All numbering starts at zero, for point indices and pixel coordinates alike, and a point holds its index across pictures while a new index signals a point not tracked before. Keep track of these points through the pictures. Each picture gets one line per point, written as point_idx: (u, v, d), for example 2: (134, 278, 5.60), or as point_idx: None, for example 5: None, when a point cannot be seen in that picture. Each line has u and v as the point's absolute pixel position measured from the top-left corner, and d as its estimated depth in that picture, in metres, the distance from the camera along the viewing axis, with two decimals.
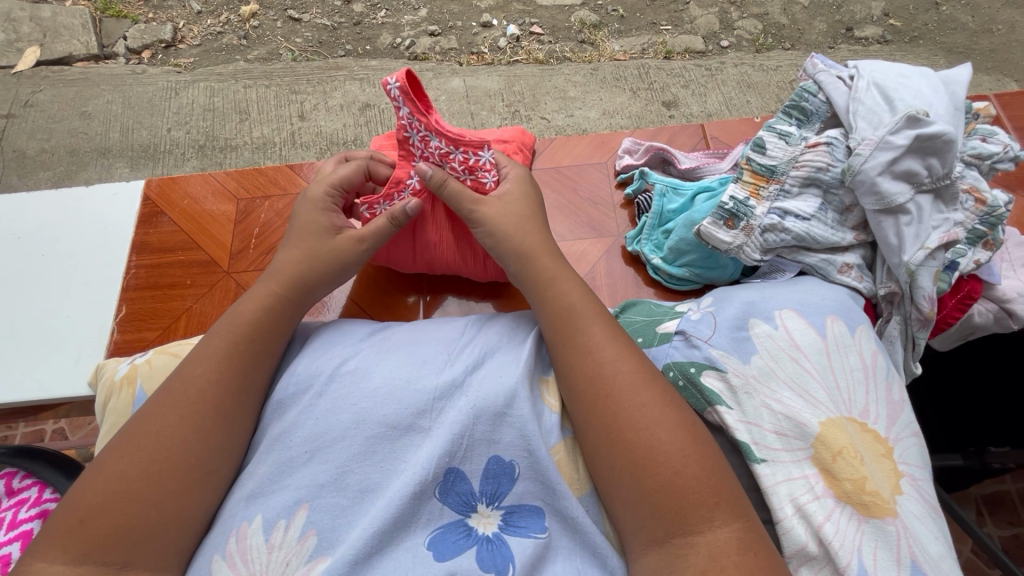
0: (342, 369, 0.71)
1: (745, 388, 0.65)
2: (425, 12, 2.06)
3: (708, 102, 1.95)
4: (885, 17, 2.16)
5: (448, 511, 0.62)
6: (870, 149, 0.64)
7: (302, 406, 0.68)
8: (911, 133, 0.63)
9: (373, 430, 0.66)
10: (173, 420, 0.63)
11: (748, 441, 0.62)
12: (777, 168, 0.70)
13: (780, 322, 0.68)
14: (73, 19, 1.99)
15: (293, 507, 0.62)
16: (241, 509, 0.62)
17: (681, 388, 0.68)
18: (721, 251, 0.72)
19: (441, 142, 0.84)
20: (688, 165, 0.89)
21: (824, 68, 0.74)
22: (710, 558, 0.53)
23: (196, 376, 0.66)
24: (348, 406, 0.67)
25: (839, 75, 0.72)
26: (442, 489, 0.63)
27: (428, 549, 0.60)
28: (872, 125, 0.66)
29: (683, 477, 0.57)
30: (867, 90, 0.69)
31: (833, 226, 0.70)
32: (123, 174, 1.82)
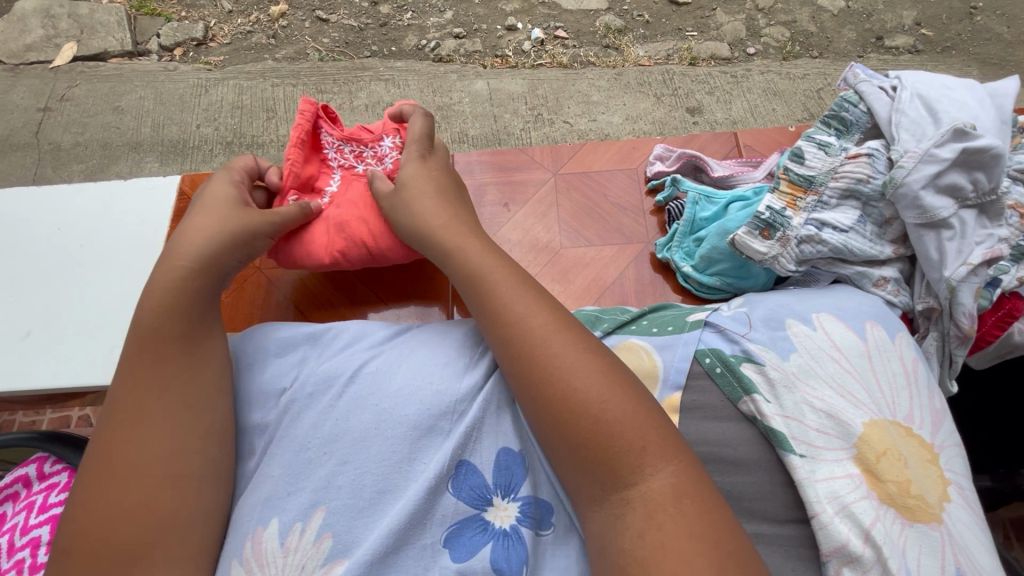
0: (359, 369, 0.71)
1: (784, 382, 0.64)
2: (450, 15, 2.08)
3: (732, 109, 1.93)
4: (917, 26, 2.12)
5: (462, 506, 0.63)
6: (914, 162, 0.63)
7: (323, 406, 0.69)
8: (957, 146, 0.61)
9: (393, 431, 0.66)
10: (150, 421, 0.63)
11: (782, 432, 0.61)
12: (816, 178, 0.69)
13: (818, 324, 0.67)
14: (109, 17, 2.04)
15: (311, 509, 0.63)
16: (258, 512, 0.63)
17: (717, 375, 0.67)
18: (756, 261, 0.71)
19: (350, 147, 1.01)
20: (722, 173, 0.88)
21: (866, 79, 0.73)
22: (646, 514, 0.52)
23: (154, 370, 0.66)
24: (370, 406, 0.68)
25: (881, 86, 0.71)
26: (455, 484, 0.64)
27: (445, 546, 0.62)
28: (915, 138, 0.65)
29: (612, 430, 0.56)
30: (911, 102, 0.68)
31: (872, 239, 0.68)
32: (153, 168, 1.86)
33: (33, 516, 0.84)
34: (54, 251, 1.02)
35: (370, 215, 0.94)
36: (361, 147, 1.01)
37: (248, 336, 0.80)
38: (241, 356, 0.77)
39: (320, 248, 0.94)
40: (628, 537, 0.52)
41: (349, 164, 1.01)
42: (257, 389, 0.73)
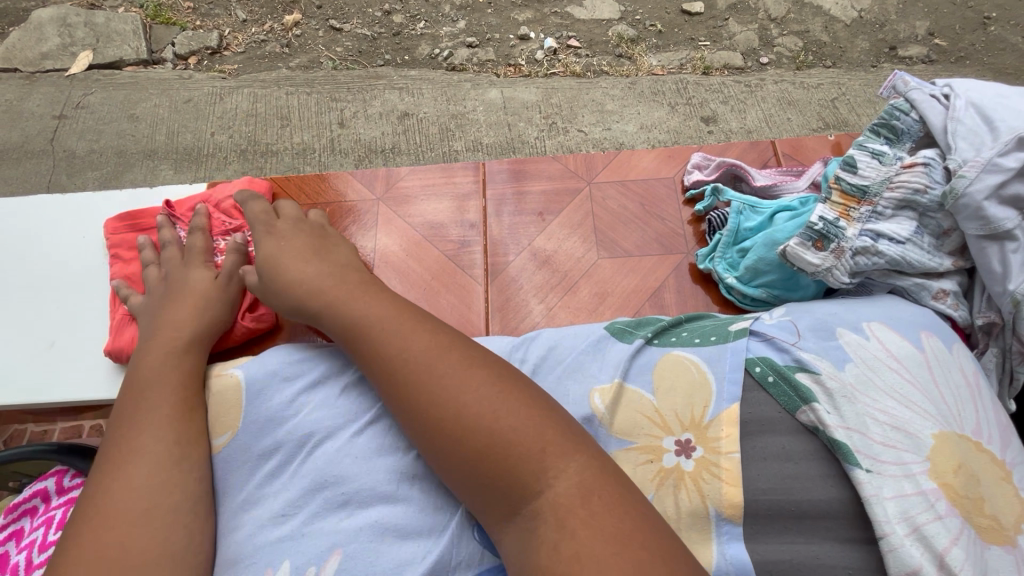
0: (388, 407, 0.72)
1: (842, 392, 0.64)
2: (463, 24, 2.08)
3: (747, 118, 1.92)
4: (930, 36, 2.11)
5: (484, 551, 0.63)
6: (976, 171, 0.61)
7: (341, 442, 0.69)
8: (1022, 155, 0.59)
9: (406, 472, 0.67)
10: (129, 463, 0.64)
11: (846, 441, 0.61)
12: (870, 189, 0.68)
13: (870, 333, 0.67)
14: (124, 25, 2.05)
15: (328, 552, 0.62)
16: (270, 559, 0.63)
17: (770, 384, 0.67)
18: (808, 273, 0.70)
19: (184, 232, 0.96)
20: (764, 182, 0.87)
21: (917, 86, 0.71)
22: (556, 524, 0.53)
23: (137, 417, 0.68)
24: (388, 446, 0.69)
25: (933, 93, 0.70)
26: (476, 527, 0.64)
27: None
28: (974, 146, 0.63)
29: (511, 447, 0.58)
30: (965, 110, 0.66)
31: (929, 251, 0.66)
32: (167, 176, 1.85)
33: (52, 531, 0.82)
34: (76, 258, 1.00)
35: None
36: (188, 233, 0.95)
37: (260, 364, 0.76)
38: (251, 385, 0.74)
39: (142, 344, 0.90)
40: (548, 549, 0.52)
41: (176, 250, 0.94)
42: (266, 422, 0.72)
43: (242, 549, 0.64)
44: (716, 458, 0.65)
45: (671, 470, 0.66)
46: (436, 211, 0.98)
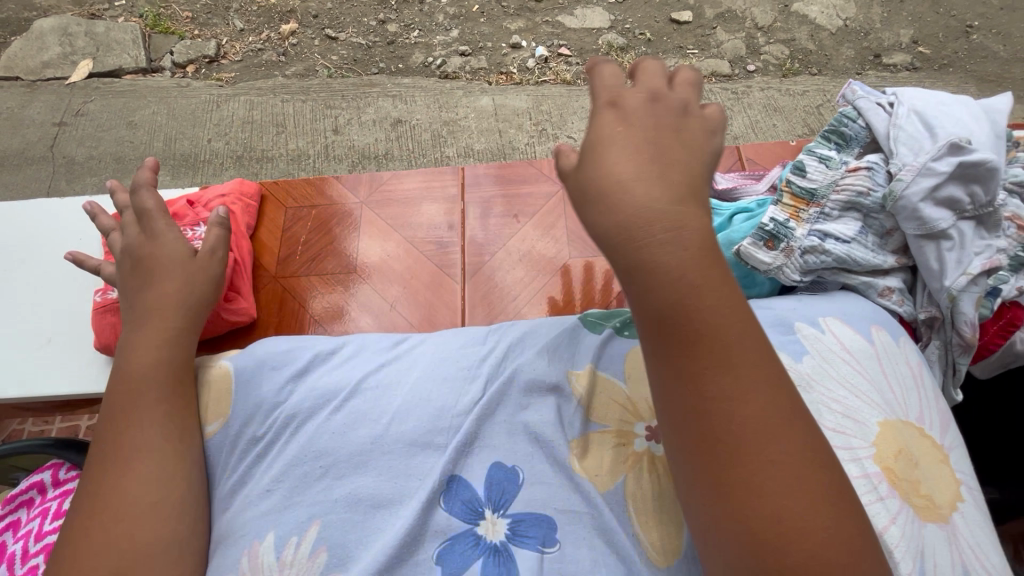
0: (362, 386, 0.75)
1: (801, 382, 0.65)
2: (456, 33, 2.13)
3: (734, 125, 1.97)
4: (913, 44, 2.16)
5: (455, 520, 0.65)
6: (912, 175, 0.66)
7: (320, 419, 0.72)
8: (954, 160, 0.64)
9: (388, 446, 0.70)
10: (120, 451, 0.66)
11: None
12: (818, 191, 0.71)
13: (826, 327, 0.69)
14: (124, 35, 2.09)
15: (307, 522, 0.65)
16: (254, 528, 0.66)
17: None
18: (761, 271, 0.72)
19: None
20: (725, 185, 0.90)
21: (864, 95, 0.76)
22: None
23: (127, 405, 0.69)
24: (366, 423, 0.72)
25: (879, 102, 0.74)
26: (447, 498, 0.66)
27: (438, 564, 0.63)
28: (913, 152, 0.68)
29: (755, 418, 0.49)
30: (907, 117, 0.71)
31: (873, 250, 0.70)
32: (164, 181, 1.90)
33: (47, 521, 0.85)
34: (71, 259, 1.04)
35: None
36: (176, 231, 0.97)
37: (249, 354, 0.80)
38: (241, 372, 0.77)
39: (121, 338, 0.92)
40: None
41: None
42: (253, 403, 0.74)
43: (230, 523, 0.67)
44: None
45: (642, 453, 0.68)
46: (418, 213, 1.02)
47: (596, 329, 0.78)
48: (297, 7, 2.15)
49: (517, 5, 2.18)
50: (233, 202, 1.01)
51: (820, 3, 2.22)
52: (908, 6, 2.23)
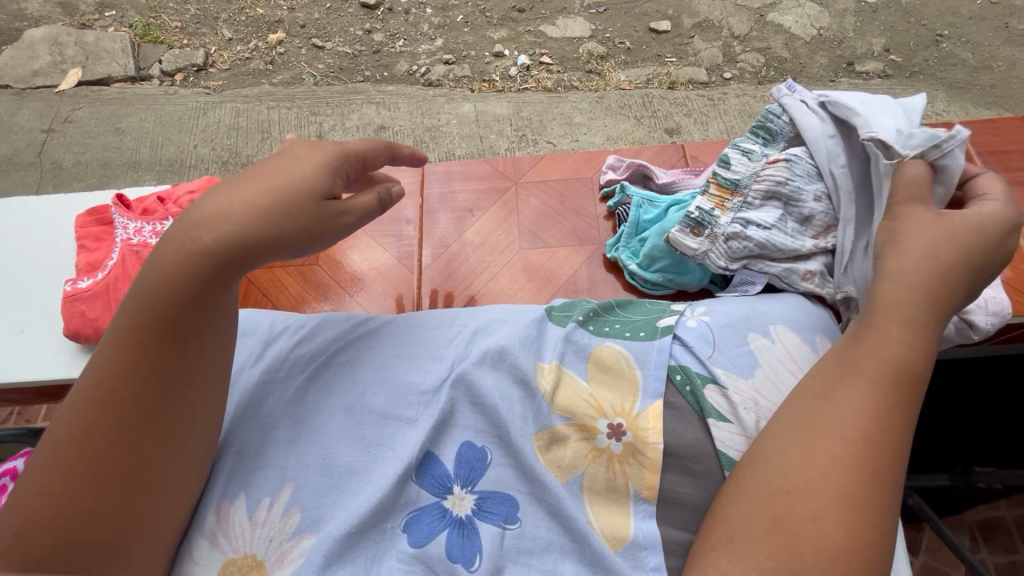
0: (337, 362, 0.77)
1: (744, 403, 0.70)
2: (440, 42, 2.18)
3: (709, 130, 2.03)
4: (885, 52, 2.21)
5: (425, 494, 0.67)
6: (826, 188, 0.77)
7: (294, 392, 0.74)
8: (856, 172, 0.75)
9: (362, 417, 0.72)
10: (133, 416, 0.58)
11: (728, 453, 0.68)
12: (741, 182, 0.81)
13: (775, 336, 0.75)
14: (113, 44, 2.14)
15: (280, 486, 0.67)
16: (226, 489, 0.68)
17: (686, 393, 0.72)
18: (690, 256, 0.84)
19: (134, 223, 1.02)
20: (665, 180, 0.96)
21: (789, 93, 0.84)
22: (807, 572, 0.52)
23: (153, 365, 0.59)
24: (339, 395, 0.74)
25: (802, 99, 0.82)
26: (419, 472, 0.68)
27: (405, 532, 0.65)
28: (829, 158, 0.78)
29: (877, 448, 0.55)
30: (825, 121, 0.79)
31: (793, 235, 0.79)
32: (151, 186, 1.94)
33: None
34: (49, 256, 1.07)
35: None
36: (146, 224, 1.02)
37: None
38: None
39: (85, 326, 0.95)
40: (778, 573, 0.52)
41: (127, 239, 1.00)
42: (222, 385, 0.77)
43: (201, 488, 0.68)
44: (642, 447, 0.68)
45: (602, 450, 0.68)
46: (386, 210, 1.06)
47: (560, 322, 0.80)
48: (284, 17, 2.20)
49: (500, 15, 2.22)
50: None
51: (795, 12, 2.27)
52: (881, 15, 2.28)
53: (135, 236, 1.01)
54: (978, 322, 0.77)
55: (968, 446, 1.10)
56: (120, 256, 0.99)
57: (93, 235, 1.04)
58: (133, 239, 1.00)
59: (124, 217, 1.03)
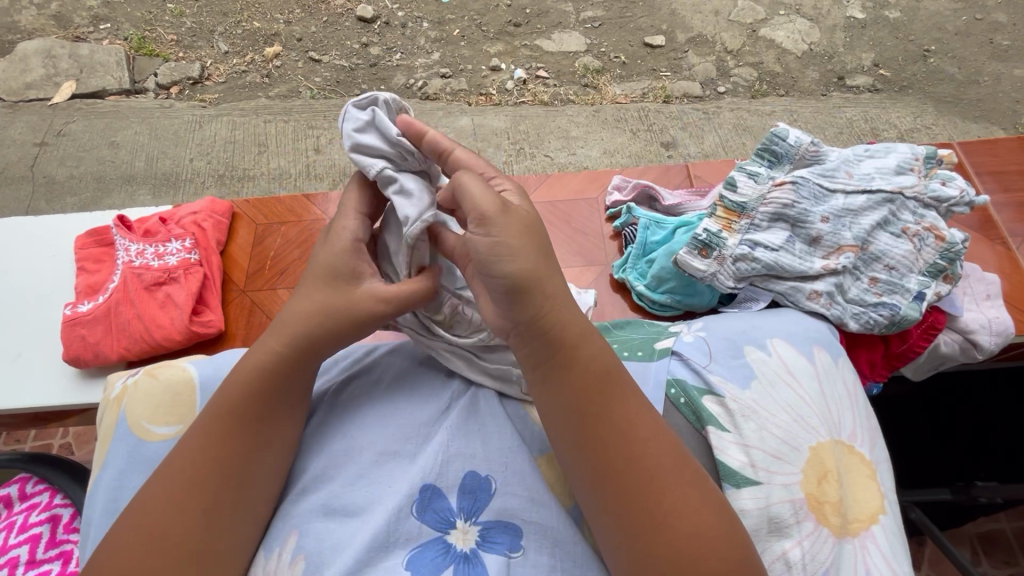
0: (336, 402, 0.77)
1: (742, 412, 0.71)
2: (437, 56, 2.15)
3: (704, 143, 2.02)
4: (875, 67, 2.17)
5: (427, 528, 0.65)
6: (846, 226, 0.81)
7: (305, 437, 0.74)
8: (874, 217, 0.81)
9: (363, 459, 0.70)
10: (198, 488, 0.64)
11: (727, 462, 0.68)
12: (747, 205, 0.82)
13: (772, 349, 0.75)
14: (108, 57, 2.12)
15: (287, 533, 0.66)
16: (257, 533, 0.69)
17: (681, 405, 0.73)
18: (698, 278, 0.84)
19: (136, 245, 1.00)
20: (672, 202, 0.99)
21: (796, 127, 0.86)
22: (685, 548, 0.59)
23: (223, 440, 0.66)
24: (339, 436, 0.72)
25: (807, 135, 0.85)
26: (419, 507, 0.66)
27: (406, 568, 0.63)
28: (844, 201, 0.81)
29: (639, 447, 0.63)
30: (835, 163, 0.84)
31: (801, 256, 0.80)
32: (145, 201, 1.92)
33: (13, 534, 0.88)
34: (45, 277, 1.06)
35: (145, 310, 0.96)
36: (147, 246, 1.00)
37: (214, 363, 0.84)
38: (205, 385, 0.81)
39: (87, 353, 0.94)
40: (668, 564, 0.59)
41: (129, 263, 0.99)
42: None
43: None
44: None
45: None
46: None
47: None
48: (281, 30, 2.17)
49: (497, 28, 2.18)
50: (204, 219, 1.06)
51: (786, 27, 2.22)
52: (869, 30, 2.23)
53: (136, 259, 0.99)
54: (982, 342, 0.81)
55: (964, 459, 1.10)
56: (122, 280, 0.98)
57: (92, 258, 1.03)
58: (136, 262, 0.99)
59: (124, 239, 1.01)
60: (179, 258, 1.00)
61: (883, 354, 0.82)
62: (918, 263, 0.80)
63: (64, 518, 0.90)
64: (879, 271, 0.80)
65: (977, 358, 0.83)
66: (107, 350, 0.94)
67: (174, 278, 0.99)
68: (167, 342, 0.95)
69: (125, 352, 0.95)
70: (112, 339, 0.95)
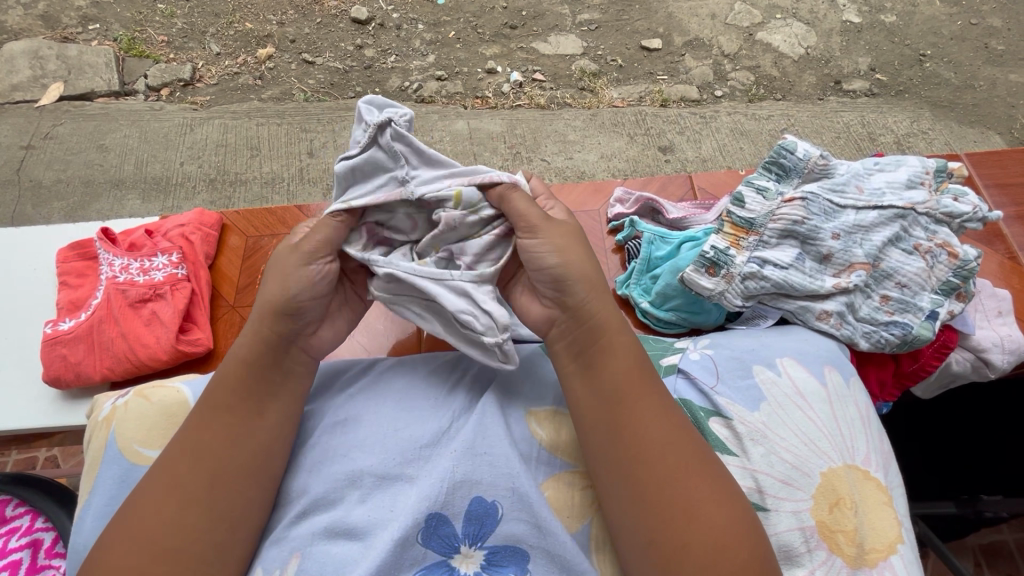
0: (333, 421, 0.72)
1: (749, 435, 0.69)
2: (432, 58, 2.12)
3: (702, 148, 2.00)
4: (871, 71, 2.16)
5: (431, 554, 0.63)
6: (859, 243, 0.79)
7: (299, 457, 0.71)
8: (887, 234, 0.79)
9: (364, 481, 0.67)
10: (179, 484, 0.62)
11: None
12: (756, 220, 0.80)
13: (782, 369, 0.74)
14: (97, 58, 2.07)
15: (289, 556, 0.64)
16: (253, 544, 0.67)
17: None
18: (706, 296, 0.82)
19: (120, 259, 0.97)
20: (676, 216, 0.98)
21: (803, 140, 0.85)
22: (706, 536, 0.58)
23: (201, 433, 0.65)
24: (338, 457, 0.69)
25: (815, 149, 0.83)
26: (425, 534, 0.63)
27: None
28: (856, 217, 0.80)
29: (662, 441, 0.63)
30: (845, 177, 0.82)
31: (811, 274, 0.79)
32: (135, 206, 1.88)
33: None
34: (28, 293, 1.02)
35: (129, 328, 0.93)
36: (132, 260, 0.97)
37: None
38: None
39: (71, 372, 0.91)
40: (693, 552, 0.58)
41: (113, 278, 0.96)
42: None
43: None
44: None
45: None
46: None
47: None
48: (274, 31, 2.13)
49: (493, 31, 2.16)
50: (192, 232, 1.02)
51: (783, 31, 2.21)
52: (865, 35, 2.23)
53: (120, 274, 0.96)
54: (995, 361, 0.81)
55: (974, 476, 1.07)
56: (105, 296, 0.95)
57: (75, 272, 0.99)
58: (120, 277, 0.96)
59: (108, 253, 0.97)
60: (165, 274, 0.97)
61: (893, 374, 0.82)
62: (930, 280, 0.79)
63: (45, 543, 0.87)
64: (891, 289, 0.79)
65: (989, 375, 0.83)
66: (91, 370, 0.92)
67: (160, 294, 0.95)
68: (154, 361, 0.92)
69: (109, 371, 0.92)
70: (95, 358, 0.92)
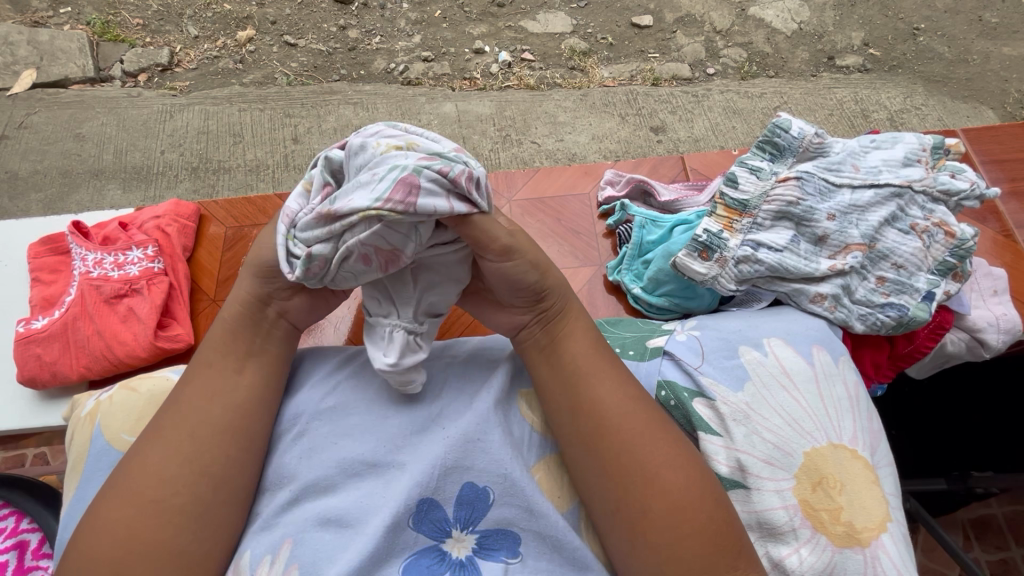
0: (320, 407, 0.69)
1: (733, 415, 0.69)
2: (418, 38, 2.05)
3: (694, 127, 1.97)
4: (864, 46, 2.12)
5: (423, 538, 0.62)
6: (855, 224, 0.77)
7: (285, 447, 0.68)
8: (883, 213, 0.77)
9: (351, 467, 0.65)
10: (175, 463, 0.62)
11: (715, 467, 0.67)
12: (749, 203, 0.79)
13: (768, 349, 0.72)
14: (70, 43, 1.99)
15: (280, 541, 0.62)
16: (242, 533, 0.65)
17: (672, 408, 0.72)
18: (698, 281, 0.80)
19: (92, 254, 0.94)
20: (668, 198, 0.97)
21: (798, 117, 0.83)
22: (661, 499, 0.59)
23: (197, 403, 0.65)
24: (327, 448, 0.66)
25: (811, 128, 0.81)
26: (416, 518, 0.62)
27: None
28: (852, 196, 0.78)
29: (620, 410, 0.63)
30: (840, 154, 0.80)
31: (806, 257, 0.77)
32: (115, 196, 1.82)
33: None
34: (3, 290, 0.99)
35: (105, 325, 0.91)
36: (106, 255, 0.95)
37: None
38: None
39: (48, 372, 0.89)
40: (652, 514, 0.59)
41: (86, 274, 0.93)
42: None
43: None
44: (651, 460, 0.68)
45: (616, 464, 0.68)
46: None
47: None
48: (254, 13, 2.07)
49: (480, 9, 2.10)
50: (168, 224, 0.99)
51: (775, 6, 2.16)
52: (859, 8, 2.18)
53: (93, 269, 0.94)
54: (990, 341, 0.81)
55: (968, 454, 1.06)
56: (77, 293, 0.92)
57: (49, 269, 0.97)
58: (93, 272, 0.93)
59: (81, 247, 0.95)
60: (140, 269, 0.94)
61: (888, 356, 0.81)
62: (927, 260, 0.77)
63: (31, 544, 0.85)
64: (887, 270, 0.78)
65: (983, 356, 0.83)
66: (67, 372, 0.90)
67: (136, 289, 0.93)
68: (132, 359, 0.90)
69: (84, 371, 0.90)
70: (67, 358, 0.90)
